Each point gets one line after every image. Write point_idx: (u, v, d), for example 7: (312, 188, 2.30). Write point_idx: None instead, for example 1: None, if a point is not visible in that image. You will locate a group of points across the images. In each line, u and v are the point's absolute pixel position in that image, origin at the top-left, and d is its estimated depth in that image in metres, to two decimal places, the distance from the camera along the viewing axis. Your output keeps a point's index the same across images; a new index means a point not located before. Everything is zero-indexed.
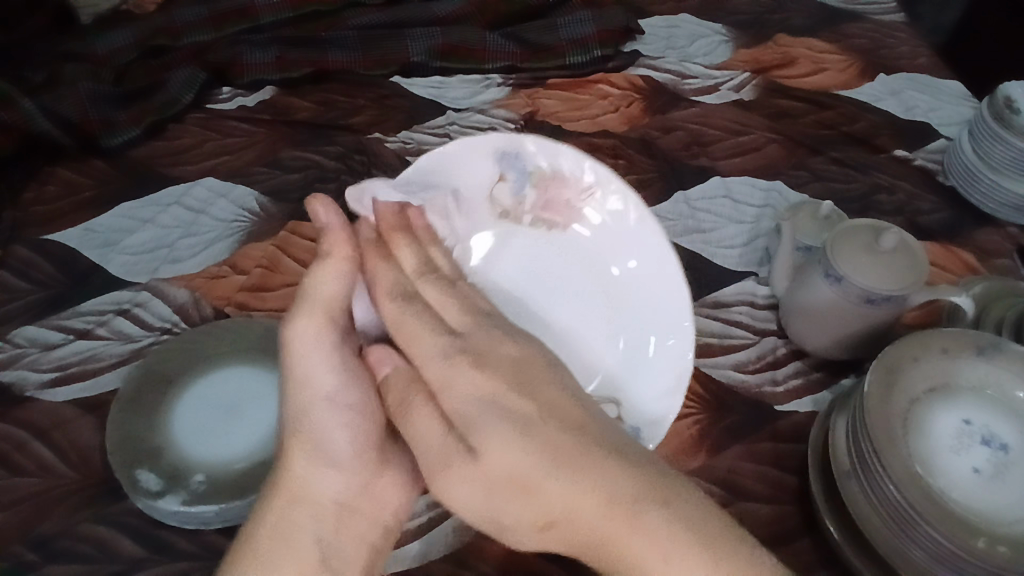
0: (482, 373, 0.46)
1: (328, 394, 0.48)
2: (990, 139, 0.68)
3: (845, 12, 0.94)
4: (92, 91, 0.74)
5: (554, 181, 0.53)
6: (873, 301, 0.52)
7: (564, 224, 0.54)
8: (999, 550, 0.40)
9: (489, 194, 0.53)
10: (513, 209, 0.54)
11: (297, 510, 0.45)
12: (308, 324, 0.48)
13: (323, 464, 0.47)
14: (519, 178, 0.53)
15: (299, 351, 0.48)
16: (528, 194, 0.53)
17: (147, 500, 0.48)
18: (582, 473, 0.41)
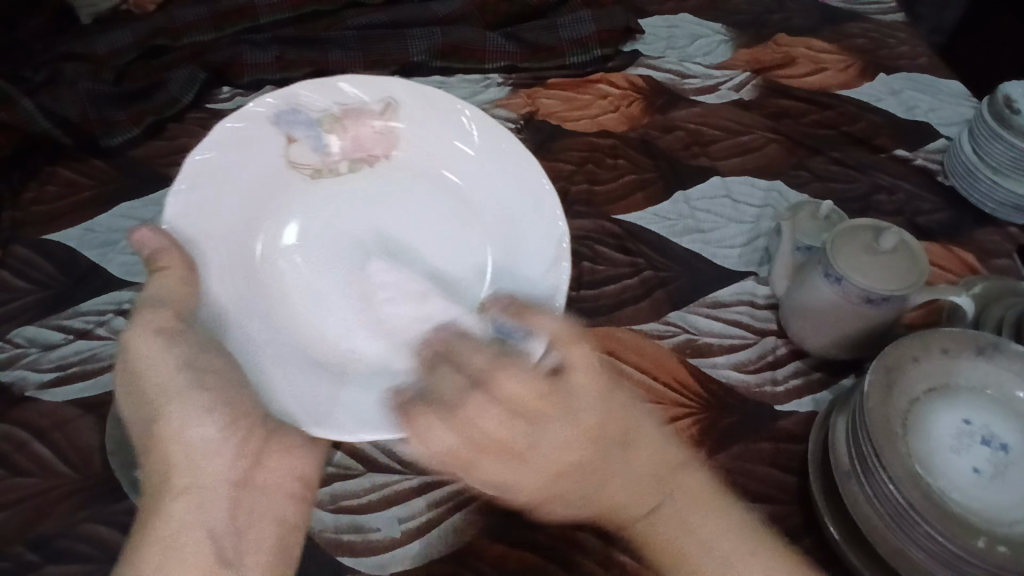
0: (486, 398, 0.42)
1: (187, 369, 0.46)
2: (991, 139, 0.68)
3: (845, 12, 0.94)
4: (92, 91, 0.74)
5: (350, 118, 0.53)
6: (873, 301, 0.52)
7: (387, 155, 0.54)
8: (1000, 551, 0.40)
9: (288, 159, 0.52)
10: (325, 164, 0.53)
11: (179, 501, 0.46)
12: (150, 338, 0.45)
13: (192, 431, 0.47)
14: (309, 131, 0.52)
15: (146, 363, 0.46)
16: (335, 143, 0.53)
17: None
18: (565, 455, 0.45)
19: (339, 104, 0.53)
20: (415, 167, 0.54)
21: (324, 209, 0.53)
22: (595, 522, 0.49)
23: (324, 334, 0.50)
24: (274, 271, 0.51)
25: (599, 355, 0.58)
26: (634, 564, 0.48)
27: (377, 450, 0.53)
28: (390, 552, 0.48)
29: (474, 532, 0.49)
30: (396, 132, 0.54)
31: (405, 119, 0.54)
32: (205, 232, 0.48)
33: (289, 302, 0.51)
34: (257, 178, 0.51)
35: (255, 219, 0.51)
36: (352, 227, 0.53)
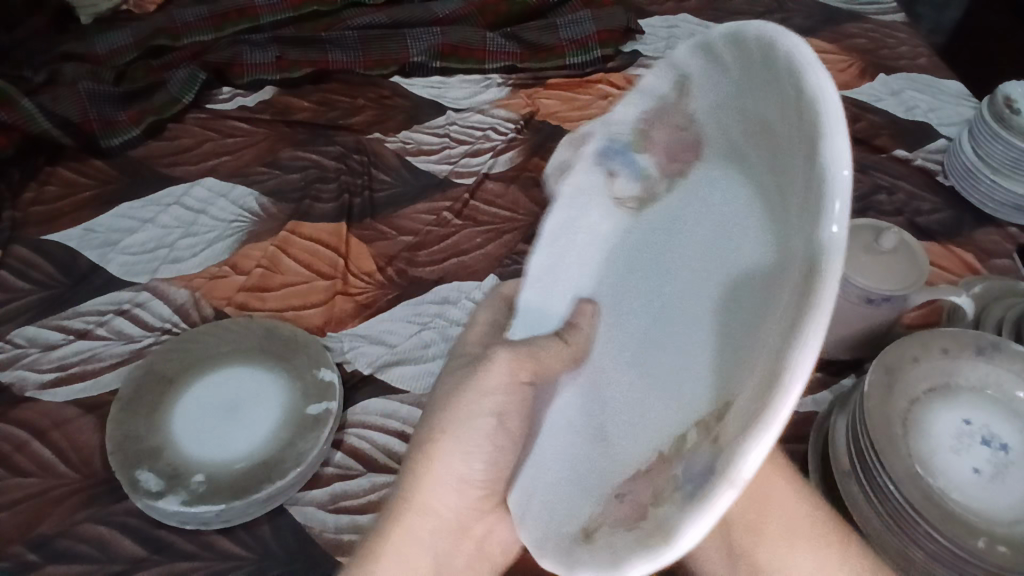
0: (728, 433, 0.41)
1: (495, 415, 0.40)
2: (990, 139, 0.68)
3: (844, 12, 0.94)
4: (92, 91, 0.74)
5: (661, 119, 0.35)
6: (873, 301, 0.52)
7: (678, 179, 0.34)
8: (999, 550, 0.40)
9: (608, 195, 0.39)
10: (644, 189, 0.37)
11: (415, 515, 0.38)
12: (508, 368, 0.40)
13: (453, 447, 0.40)
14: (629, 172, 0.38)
15: (483, 385, 0.40)
16: (648, 164, 0.36)
17: (146, 501, 0.47)
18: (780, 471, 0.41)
19: (643, 121, 0.36)
20: (718, 152, 0.31)
21: (655, 236, 0.36)
22: None
23: (601, 437, 0.34)
24: (612, 342, 0.37)
25: None
26: None
27: (377, 450, 0.53)
28: None
29: None
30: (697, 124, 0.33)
31: (697, 84, 0.32)
32: (552, 296, 0.42)
33: (608, 357, 0.38)
34: (605, 239, 0.40)
35: (616, 273, 0.39)
36: (678, 264, 0.33)
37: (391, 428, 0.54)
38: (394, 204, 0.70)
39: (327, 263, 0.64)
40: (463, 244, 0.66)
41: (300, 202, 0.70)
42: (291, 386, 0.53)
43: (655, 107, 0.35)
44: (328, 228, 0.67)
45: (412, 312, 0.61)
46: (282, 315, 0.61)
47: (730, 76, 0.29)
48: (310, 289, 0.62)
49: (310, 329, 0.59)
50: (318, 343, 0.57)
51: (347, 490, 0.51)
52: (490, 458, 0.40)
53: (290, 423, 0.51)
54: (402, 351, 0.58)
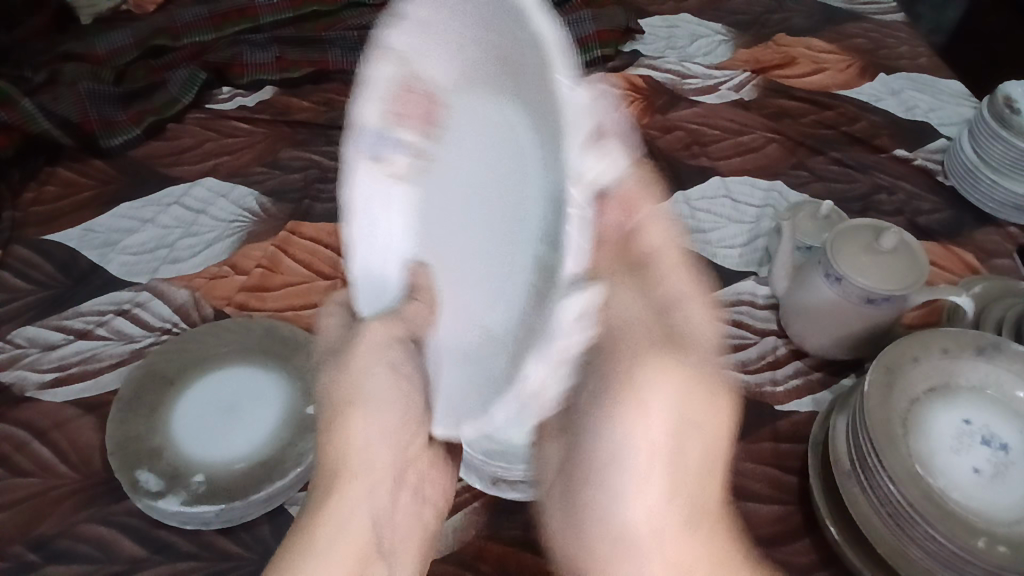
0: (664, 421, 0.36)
1: (387, 368, 0.43)
2: (990, 139, 0.68)
3: (844, 12, 0.94)
4: (92, 91, 0.74)
5: (411, 83, 0.40)
6: (873, 301, 0.52)
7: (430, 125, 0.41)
8: (999, 550, 0.40)
9: (383, 170, 0.43)
10: (416, 155, 0.43)
11: (354, 485, 0.41)
12: (382, 334, 0.44)
13: (362, 424, 0.43)
14: (397, 145, 0.42)
15: (365, 349, 0.44)
16: (403, 132, 0.41)
17: (147, 501, 0.48)
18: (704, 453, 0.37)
19: (387, 98, 0.41)
20: (461, 80, 0.39)
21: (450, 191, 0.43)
22: None
23: (489, 343, 0.39)
24: (445, 270, 0.44)
25: None
26: None
27: None
28: None
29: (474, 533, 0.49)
30: (430, 74, 0.39)
31: (421, 58, 0.39)
32: (398, 252, 0.45)
33: (444, 306, 0.43)
34: (398, 212, 0.44)
35: (433, 232, 0.44)
36: (469, 175, 0.41)
37: None
38: None
39: (327, 263, 0.64)
40: None
41: (300, 202, 0.70)
42: (291, 386, 0.53)
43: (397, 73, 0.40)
44: (328, 228, 0.67)
45: None
46: (282, 315, 0.61)
47: (481, 11, 0.35)
48: (310, 289, 0.62)
49: (310, 329, 0.59)
50: (318, 343, 0.56)
51: None
52: (401, 410, 0.43)
53: (289, 422, 0.51)
54: None
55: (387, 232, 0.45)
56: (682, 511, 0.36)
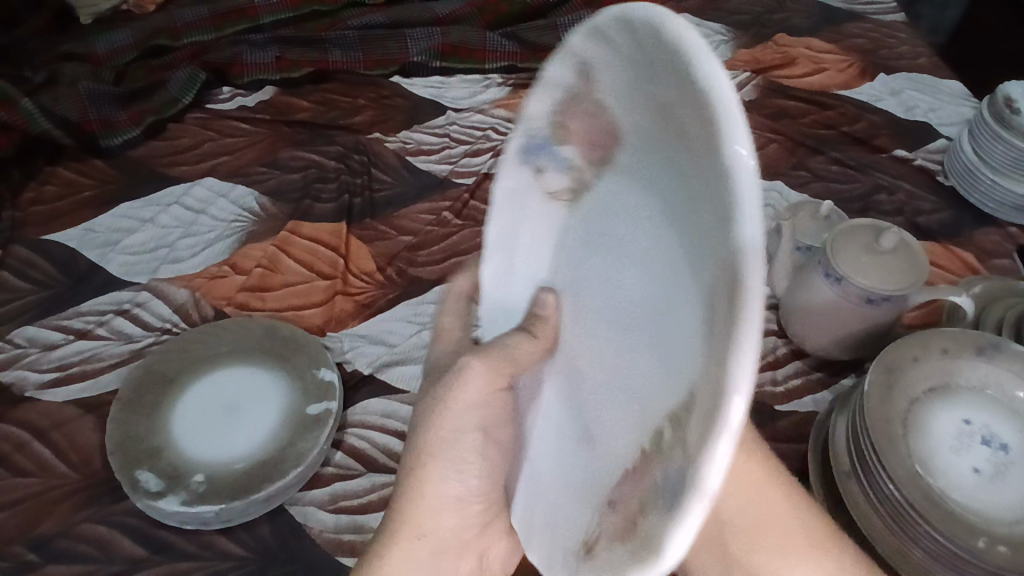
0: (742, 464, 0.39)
1: (480, 430, 0.39)
2: (990, 139, 0.68)
3: (844, 12, 0.94)
4: (92, 91, 0.74)
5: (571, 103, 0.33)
6: (873, 301, 0.52)
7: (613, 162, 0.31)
8: (999, 550, 0.40)
9: (544, 190, 0.36)
10: (575, 182, 0.34)
11: (411, 542, 0.39)
12: (483, 380, 0.38)
13: (440, 472, 0.39)
14: (556, 166, 0.35)
15: (461, 393, 0.39)
16: (568, 151, 0.34)
17: (146, 501, 0.47)
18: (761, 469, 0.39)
19: (554, 102, 0.34)
20: (628, 141, 0.29)
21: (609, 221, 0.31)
22: None
23: (588, 437, 0.32)
24: (582, 321, 0.35)
25: None
26: None
27: (378, 450, 0.53)
28: None
29: None
30: (608, 109, 0.30)
31: (599, 72, 0.29)
32: (520, 285, 0.40)
33: (596, 371, 0.32)
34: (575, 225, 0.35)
35: (586, 254, 0.34)
36: (615, 218, 0.31)
37: (391, 428, 0.54)
38: (394, 204, 0.70)
39: (326, 263, 0.64)
40: (463, 244, 0.66)
41: (300, 202, 0.69)
42: (291, 386, 0.53)
43: (565, 82, 0.32)
44: (328, 228, 0.67)
45: (412, 312, 0.61)
46: (282, 315, 0.61)
47: (622, 60, 0.27)
48: (310, 289, 0.62)
49: (310, 329, 0.59)
50: (319, 343, 0.56)
51: (348, 491, 0.51)
52: (485, 476, 0.41)
53: (290, 422, 0.51)
54: (402, 351, 0.58)
55: (515, 285, 0.41)
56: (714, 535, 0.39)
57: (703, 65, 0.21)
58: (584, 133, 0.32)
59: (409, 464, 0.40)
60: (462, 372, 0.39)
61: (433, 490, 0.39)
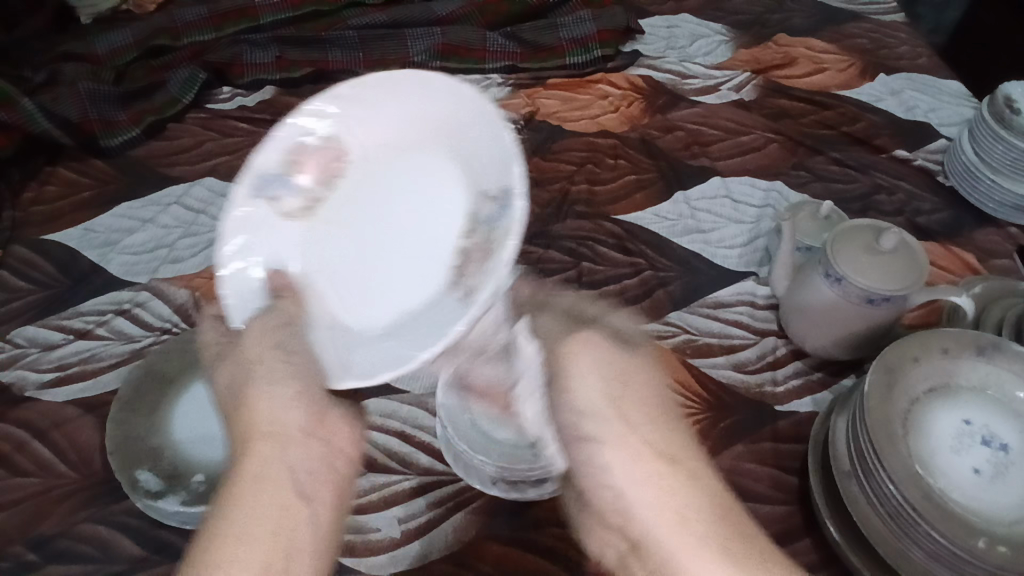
0: (636, 444, 0.41)
1: (277, 347, 0.44)
2: (990, 139, 0.68)
3: (845, 12, 0.94)
4: (92, 91, 0.74)
5: (315, 146, 0.49)
6: (873, 301, 0.52)
7: (348, 159, 0.50)
8: (1000, 551, 0.40)
9: (279, 214, 0.49)
10: (312, 200, 0.49)
11: (264, 444, 0.40)
12: (263, 326, 0.46)
13: (270, 399, 0.42)
14: (289, 189, 0.49)
15: (263, 355, 0.44)
16: (302, 181, 0.49)
17: (146, 500, 0.48)
18: (647, 439, 0.41)
19: (287, 152, 0.48)
20: (366, 149, 0.50)
21: (341, 214, 0.50)
22: None
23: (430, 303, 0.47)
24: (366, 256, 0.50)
25: None
26: None
27: (377, 450, 0.53)
28: (391, 552, 0.48)
29: (474, 531, 0.49)
30: (343, 139, 0.49)
31: (326, 120, 0.48)
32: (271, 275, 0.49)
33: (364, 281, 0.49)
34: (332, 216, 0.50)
35: (323, 251, 0.50)
36: (365, 202, 0.50)
37: (392, 429, 0.54)
38: None
39: None
40: None
41: None
42: None
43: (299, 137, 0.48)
44: None
45: None
46: None
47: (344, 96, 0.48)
48: None
49: None
50: None
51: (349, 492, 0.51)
52: (298, 385, 0.43)
53: None
54: None
55: (270, 273, 0.49)
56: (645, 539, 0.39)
57: (388, 89, 0.47)
58: (314, 151, 0.49)
59: (235, 398, 0.43)
60: (246, 329, 0.46)
61: (256, 416, 0.42)
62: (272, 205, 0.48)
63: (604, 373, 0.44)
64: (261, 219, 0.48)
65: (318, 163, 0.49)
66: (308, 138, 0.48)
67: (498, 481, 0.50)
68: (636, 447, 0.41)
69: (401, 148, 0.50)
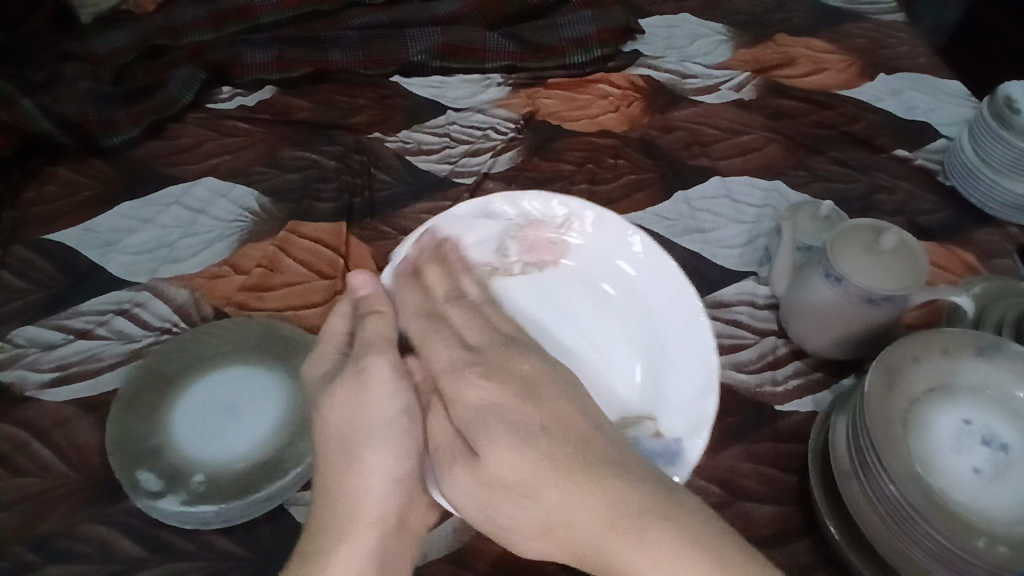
0: (566, 483, 0.43)
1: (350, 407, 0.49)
2: (991, 139, 0.67)
3: (845, 11, 0.94)
4: (92, 91, 0.74)
5: (531, 226, 0.56)
6: (873, 301, 0.52)
7: (563, 254, 0.56)
8: (1000, 551, 0.40)
9: (472, 259, 0.57)
10: (504, 266, 0.57)
11: (363, 534, 0.44)
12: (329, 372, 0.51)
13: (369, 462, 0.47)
14: (501, 233, 0.57)
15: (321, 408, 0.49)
16: (513, 249, 0.57)
17: (146, 500, 0.48)
18: (569, 475, 0.43)
19: (523, 220, 0.56)
20: (581, 269, 0.55)
21: (516, 295, 0.56)
22: None
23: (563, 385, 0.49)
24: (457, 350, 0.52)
25: None
26: None
27: None
28: None
29: (474, 532, 0.49)
30: (564, 241, 0.56)
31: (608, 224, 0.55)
32: (403, 288, 0.55)
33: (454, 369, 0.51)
34: (523, 290, 0.56)
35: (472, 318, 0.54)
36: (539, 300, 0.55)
37: None
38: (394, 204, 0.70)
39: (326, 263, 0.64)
40: None
41: (300, 202, 0.69)
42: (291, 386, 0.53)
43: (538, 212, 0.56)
44: (328, 228, 0.67)
45: None
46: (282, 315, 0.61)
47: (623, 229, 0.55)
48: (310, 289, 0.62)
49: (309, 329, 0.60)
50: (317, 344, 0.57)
51: None
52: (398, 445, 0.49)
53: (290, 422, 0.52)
54: None
55: (427, 279, 0.55)
56: None
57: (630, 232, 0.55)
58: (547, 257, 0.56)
59: (332, 443, 0.48)
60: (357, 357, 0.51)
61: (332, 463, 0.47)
62: (466, 279, 0.56)
63: (514, 441, 0.46)
64: (473, 228, 0.57)
65: (534, 246, 0.56)
66: (580, 229, 0.56)
67: None
68: (568, 488, 0.43)
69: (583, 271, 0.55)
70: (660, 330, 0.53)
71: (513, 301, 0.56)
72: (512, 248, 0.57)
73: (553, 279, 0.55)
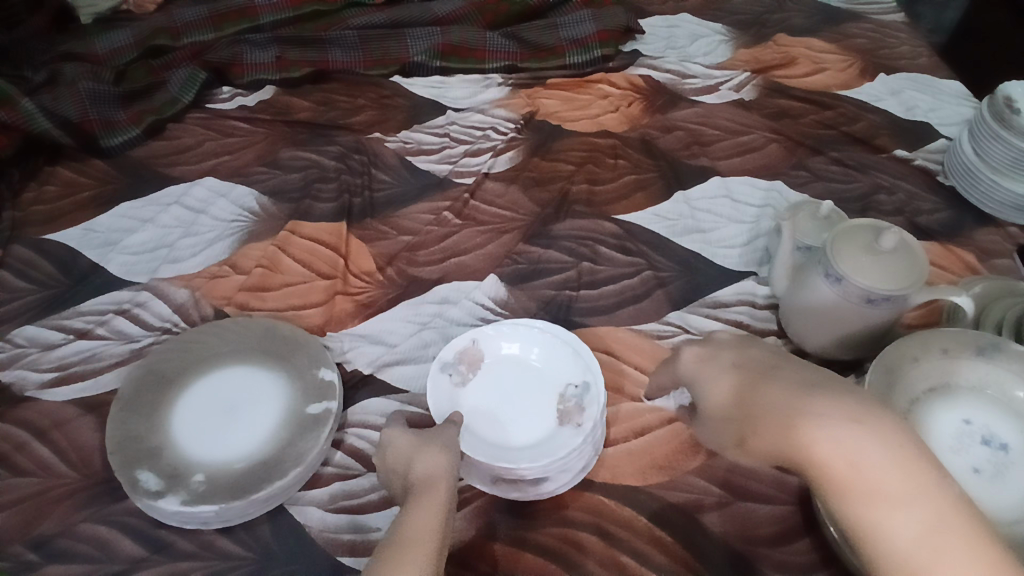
0: (826, 389, 0.36)
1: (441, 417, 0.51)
2: (991, 139, 0.67)
3: (844, 11, 0.94)
4: (92, 91, 0.74)
5: (472, 355, 0.54)
6: (873, 301, 0.51)
7: (492, 373, 0.54)
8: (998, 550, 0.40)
9: (452, 391, 0.52)
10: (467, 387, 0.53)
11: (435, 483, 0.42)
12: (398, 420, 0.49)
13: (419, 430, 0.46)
14: (457, 372, 0.53)
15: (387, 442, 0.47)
16: (466, 368, 0.53)
17: (146, 500, 0.47)
18: (746, 371, 0.41)
19: (462, 343, 0.54)
20: (501, 371, 0.54)
21: (488, 417, 0.51)
22: (593, 522, 0.49)
23: (551, 454, 0.49)
24: (495, 450, 0.49)
25: (598, 355, 0.58)
26: (634, 564, 0.47)
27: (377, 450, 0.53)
28: None
29: (474, 532, 0.49)
30: (491, 357, 0.55)
31: (493, 333, 0.55)
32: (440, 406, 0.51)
33: (503, 458, 0.48)
34: (477, 389, 0.53)
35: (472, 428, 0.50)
36: (502, 405, 0.52)
37: None
38: (394, 204, 0.70)
39: (326, 263, 0.64)
40: (463, 243, 0.67)
41: (300, 202, 0.69)
42: (290, 386, 0.53)
43: (463, 342, 0.55)
44: (328, 228, 0.67)
45: (412, 312, 0.61)
46: (282, 315, 0.61)
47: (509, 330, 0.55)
48: (310, 289, 0.62)
49: (309, 329, 0.59)
50: (319, 343, 0.56)
51: (348, 492, 0.51)
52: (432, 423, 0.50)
53: (289, 419, 0.51)
54: (402, 351, 0.59)
55: (447, 401, 0.52)
56: (882, 510, 0.31)
57: (514, 326, 0.55)
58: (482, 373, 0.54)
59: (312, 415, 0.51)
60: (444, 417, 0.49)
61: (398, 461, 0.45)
62: (455, 391, 0.52)
63: (725, 361, 0.43)
64: (445, 388, 0.52)
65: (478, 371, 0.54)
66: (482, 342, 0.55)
67: (498, 480, 0.48)
68: (842, 409, 0.34)
69: (512, 374, 0.54)
70: (552, 376, 0.53)
71: (482, 415, 0.51)
72: (470, 376, 0.53)
73: (504, 390, 0.53)
